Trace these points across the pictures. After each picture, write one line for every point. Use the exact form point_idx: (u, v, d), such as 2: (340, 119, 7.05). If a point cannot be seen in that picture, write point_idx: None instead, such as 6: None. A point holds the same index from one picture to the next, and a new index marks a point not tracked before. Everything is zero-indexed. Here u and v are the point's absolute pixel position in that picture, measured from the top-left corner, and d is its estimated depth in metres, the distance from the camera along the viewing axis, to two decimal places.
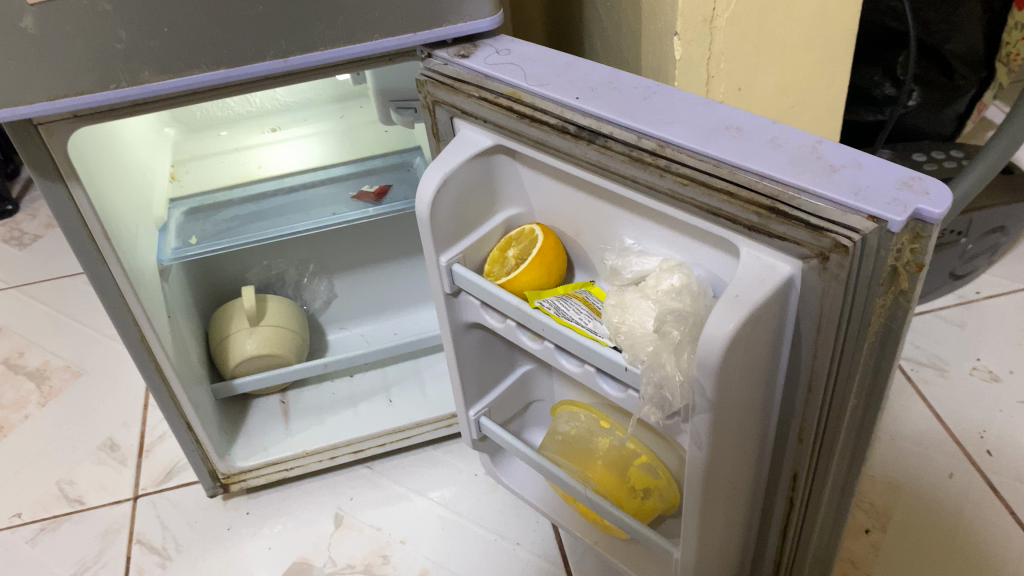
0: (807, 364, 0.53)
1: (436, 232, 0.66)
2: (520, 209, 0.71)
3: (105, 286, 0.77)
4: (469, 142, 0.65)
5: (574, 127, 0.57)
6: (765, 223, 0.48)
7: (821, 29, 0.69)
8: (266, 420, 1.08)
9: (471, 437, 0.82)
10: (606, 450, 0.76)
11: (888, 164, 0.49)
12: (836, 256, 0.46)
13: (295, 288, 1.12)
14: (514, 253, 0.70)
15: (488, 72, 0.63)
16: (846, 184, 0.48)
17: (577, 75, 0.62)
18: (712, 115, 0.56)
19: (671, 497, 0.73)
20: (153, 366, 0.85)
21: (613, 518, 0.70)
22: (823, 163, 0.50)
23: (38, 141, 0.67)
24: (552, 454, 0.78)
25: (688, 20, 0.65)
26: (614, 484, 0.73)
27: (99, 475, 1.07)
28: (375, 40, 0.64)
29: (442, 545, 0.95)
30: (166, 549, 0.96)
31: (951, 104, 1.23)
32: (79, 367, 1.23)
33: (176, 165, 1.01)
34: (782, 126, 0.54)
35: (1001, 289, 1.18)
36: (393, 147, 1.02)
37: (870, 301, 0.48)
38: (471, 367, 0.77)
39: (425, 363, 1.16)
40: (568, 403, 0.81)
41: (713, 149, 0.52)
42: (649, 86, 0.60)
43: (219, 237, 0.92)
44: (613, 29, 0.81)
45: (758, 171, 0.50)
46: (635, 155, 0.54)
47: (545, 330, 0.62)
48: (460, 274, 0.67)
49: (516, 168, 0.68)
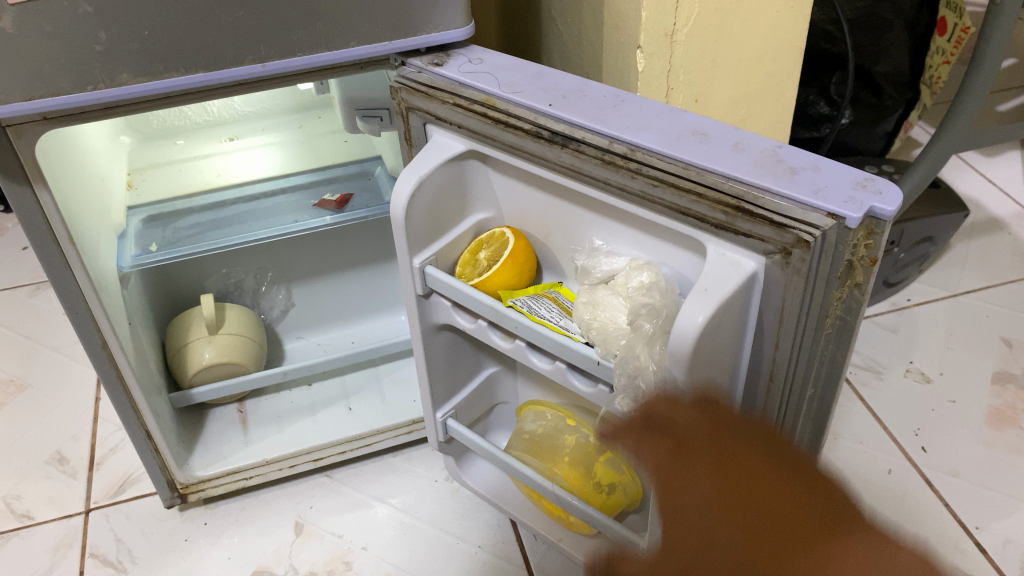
0: (768, 354, 0.56)
1: (410, 234, 0.67)
2: (490, 212, 0.74)
3: (67, 290, 0.76)
4: (442, 147, 0.67)
5: (548, 132, 0.59)
6: (732, 221, 0.52)
7: (770, 48, 0.74)
8: (224, 429, 1.07)
9: (437, 439, 0.83)
10: (572, 447, 0.78)
11: (842, 167, 0.53)
12: (798, 251, 0.49)
13: (253, 296, 1.12)
14: (485, 255, 0.72)
15: (463, 80, 0.65)
16: (806, 184, 0.51)
17: (549, 84, 0.64)
18: (678, 122, 0.59)
19: (634, 492, 0.76)
20: (114, 374, 0.84)
21: (581, 514, 0.72)
22: (783, 165, 0.54)
23: (6, 143, 0.66)
24: (518, 453, 0.81)
25: (651, 34, 0.68)
26: (581, 481, 0.76)
27: (48, 489, 1.04)
28: (352, 47, 0.66)
29: (404, 549, 0.96)
30: (121, 563, 0.95)
31: (881, 123, 1.31)
32: (23, 381, 1.20)
33: (132, 174, 1.00)
34: (744, 132, 0.57)
35: (930, 296, 1.26)
36: (355, 156, 1.04)
37: (828, 294, 0.52)
38: (441, 369, 0.79)
39: (383, 371, 1.17)
40: (534, 403, 0.83)
41: (682, 152, 0.55)
42: (617, 94, 0.63)
43: (179, 244, 0.92)
44: (572, 43, 0.84)
45: (725, 173, 0.53)
46: (607, 158, 0.56)
47: (519, 328, 0.64)
48: (432, 275, 0.69)
49: (487, 173, 0.71)
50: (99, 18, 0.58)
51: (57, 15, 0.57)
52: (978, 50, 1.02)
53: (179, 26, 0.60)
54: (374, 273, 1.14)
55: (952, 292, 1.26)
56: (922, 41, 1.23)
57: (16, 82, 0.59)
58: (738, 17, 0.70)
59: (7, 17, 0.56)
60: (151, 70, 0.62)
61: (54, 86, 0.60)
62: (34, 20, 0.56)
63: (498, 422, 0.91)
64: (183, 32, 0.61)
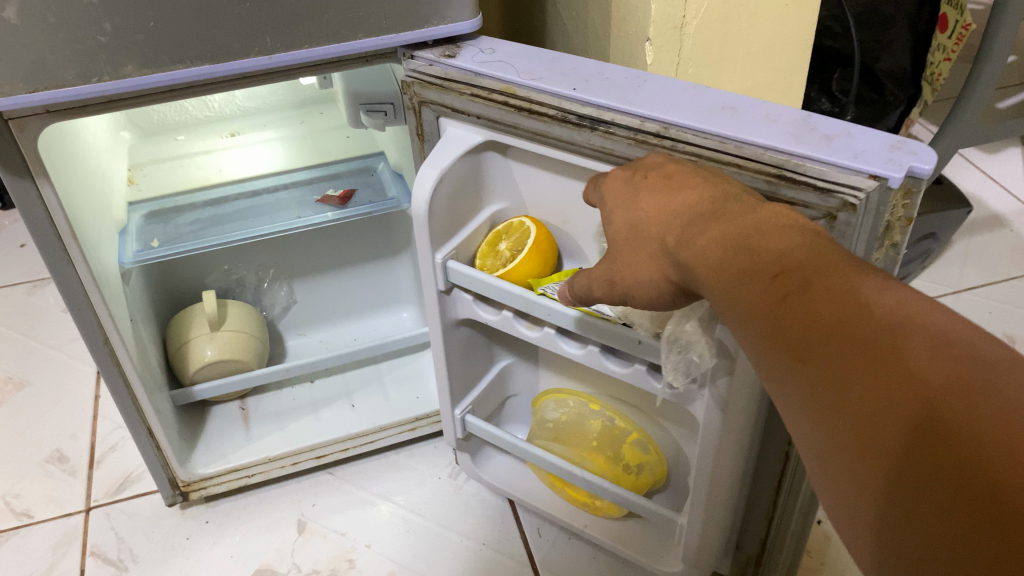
0: None
1: (431, 230, 0.69)
2: (505, 203, 0.77)
3: (69, 285, 0.76)
4: (459, 139, 0.68)
5: (575, 116, 0.59)
6: (774, 190, 0.52)
7: (781, 39, 0.74)
8: (225, 427, 1.06)
9: (456, 436, 0.87)
10: (599, 431, 0.83)
11: (872, 132, 0.54)
12: (844, 215, 0.50)
13: (255, 293, 1.12)
14: (505, 245, 0.75)
15: (478, 70, 0.65)
16: (844, 149, 0.52)
17: (567, 69, 0.64)
18: (705, 98, 0.59)
19: (660, 470, 0.81)
20: (115, 370, 0.84)
21: (609, 495, 0.77)
22: (818, 133, 0.54)
23: (9, 137, 0.65)
24: (545, 441, 0.86)
25: (660, 27, 0.68)
26: (608, 464, 0.81)
27: (47, 487, 1.03)
28: (359, 40, 0.65)
29: (407, 547, 0.95)
30: (122, 561, 0.94)
31: (883, 120, 1.30)
32: (21, 379, 1.19)
33: (132, 169, 0.99)
34: (772, 104, 0.57)
35: (933, 293, 1.25)
36: (357, 152, 1.03)
37: (868, 254, 0.52)
38: (459, 364, 0.81)
39: (385, 368, 1.16)
40: (553, 391, 0.87)
41: (717, 126, 0.55)
42: (638, 74, 0.63)
43: (181, 240, 0.91)
44: (578, 37, 0.84)
45: (763, 143, 0.53)
46: (641, 138, 0.57)
47: (551, 314, 0.67)
48: (454, 270, 0.71)
49: (508, 164, 0.74)
50: (104, 9, 0.57)
51: (63, 6, 0.56)
52: (983, 46, 1.02)
53: (184, 17, 0.59)
54: (376, 268, 1.14)
55: (955, 288, 1.25)
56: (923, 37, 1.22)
57: (20, 75, 0.58)
58: (746, 10, 0.70)
59: (12, 7, 0.55)
60: (156, 62, 0.61)
61: (58, 78, 0.59)
62: (40, 11, 0.56)
63: (512, 413, 0.95)
64: (188, 23, 0.60)
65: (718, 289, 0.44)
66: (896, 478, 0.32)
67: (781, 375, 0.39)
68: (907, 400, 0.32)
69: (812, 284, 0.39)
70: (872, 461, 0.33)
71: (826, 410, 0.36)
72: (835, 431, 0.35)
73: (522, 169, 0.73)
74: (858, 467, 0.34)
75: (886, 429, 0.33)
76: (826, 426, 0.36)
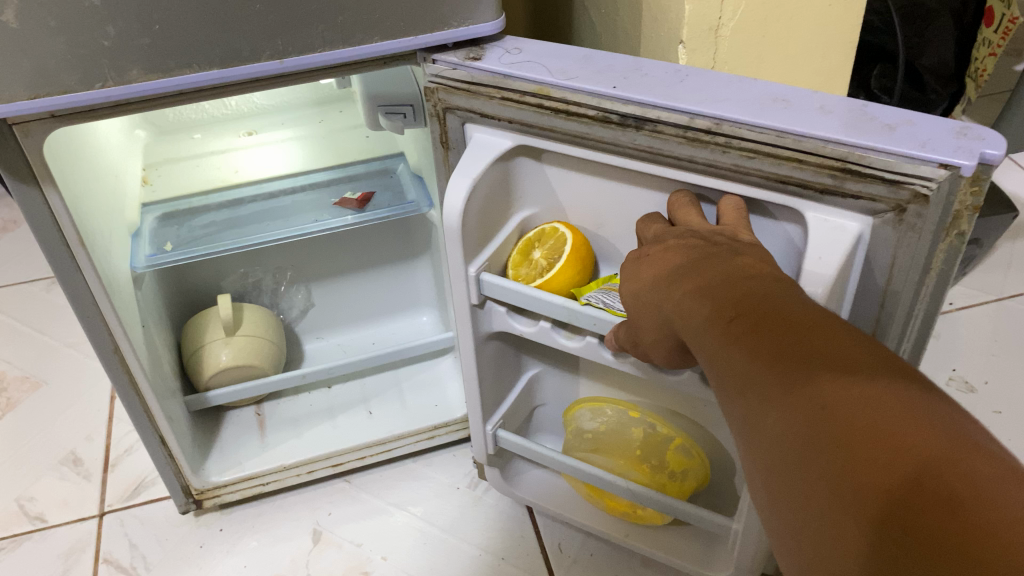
0: (905, 300, 0.53)
1: (464, 242, 0.66)
2: (535, 209, 0.73)
3: (78, 294, 0.73)
4: (486, 145, 0.64)
5: (617, 115, 0.56)
6: (839, 184, 0.49)
7: (828, 31, 0.69)
8: (240, 433, 1.05)
9: (485, 451, 0.84)
10: (641, 439, 0.80)
11: (934, 119, 0.50)
12: (915, 207, 0.47)
13: (272, 296, 1.09)
14: (539, 253, 0.71)
15: (507, 71, 0.60)
16: (909, 138, 0.48)
17: (601, 67, 0.60)
18: (754, 90, 0.55)
19: (703, 477, 0.78)
20: (126, 378, 0.81)
21: (654, 504, 0.74)
22: (877, 123, 0.50)
23: (13, 142, 0.63)
24: (585, 454, 0.82)
25: (694, 29, 0.64)
26: (652, 473, 0.78)
27: (62, 491, 1.02)
28: (375, 43, 0.62)
29: (422, 559, 0.92)
30: (134, 569, 0.92)
31: None
32: (38, 378, 1.18)
33: (148, 169, 0.97)
34: (825, 95, 0.54)
35: (974, 300, 1.20)
36: (377, 152, 1.00)
37: (932, 244, 0.49)
38: (488, 377, 0.79)
39: (405, 372, 1.14)
40: (588, 400, 0.83)
41: (773, 120, 0.51)
42: (678, 69, 0.59)
43: (196, 243, 0.88)
44: (607, 35, 0.80)
45: (823, 136, 0.49)
46: (691, 135, 0.53)
47: (596, 324, 0.63)
48: (489, 282, 0.67)
49: (541, 169, 0.70)
50: (108, 11, 0.54)
51: (63, 8, 0.53)
52: None
53: (192, 21, 0.56)
54: (396, 271, 1.11)
55: (998, 296, 1.20)
56: (969, 30, 1.15)
57: (22, 80, 0.56)
58: (786, 12, 0.66)
59: (11, 11, 0.52)
60: (162, 67, 0.58)
61: (61, 84, 0.57)
62: (39, 14, 0.53)
63: (538, 424, 0.92)
64: (196, 27, 0.57)
65: (689, 336, 0.44)
66: (861, 542, 0.32)
67: (747, 426, 0.39)
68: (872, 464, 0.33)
69: (772, 332, 0.39)
70: (835, 522, 0.34)
71: (791, 469, 0.36)
72: (799, 488, 0.36)
73: (551, 175, 0.70)
74: (822, 523, 0.35)
75: (851, 493, 0.33)
76: (791, 484, 0.36)
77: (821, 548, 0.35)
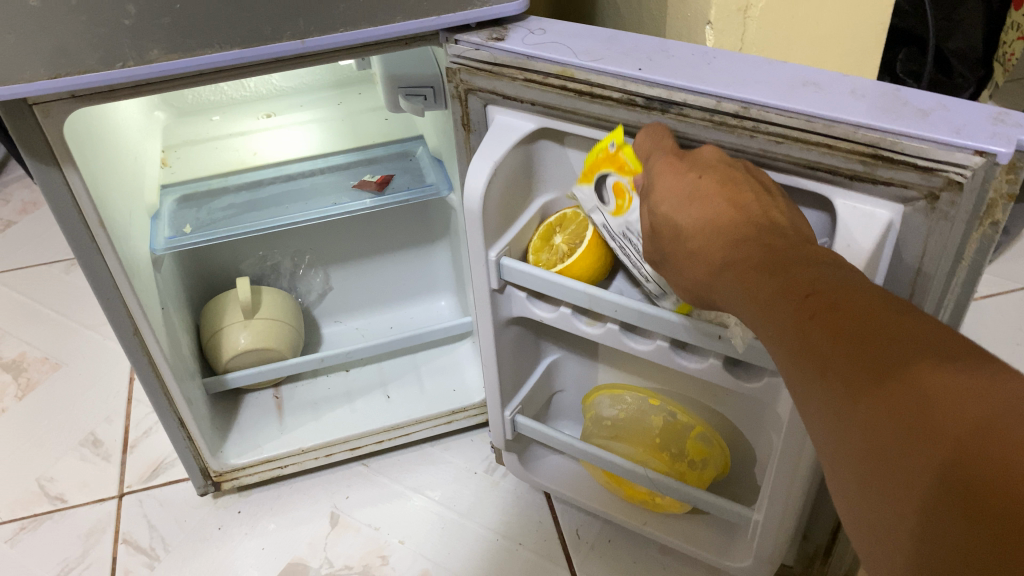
0: (935, 291, 0.51)
1: (485, 227, 0.65)
2: (555, 194, 0.73)
3: (98, 276, 0.73)
4: (509, 129, 0.63)
5: (642, 98, 0.55)
6: (870, 170, 0.48)
7: (853, 9, 0.68)
8: (258, 416, 1.05)
9: (504, 436, 0.83)
10: (661, 426, 0.79)
11: (970, 104, 0.49)
12: (948, 194, 0.46)
13: (290, 279, 1.09)
14: (560, 239, 0.71)
15: (532, 52, 0.59)
16: (944, 124, 0.47)
17: (627, 48, 0.59)
18: (783, 73, 0.54)
19: (724, 464, 0.77)
20: (145, 360, 0.81)
21: (675, 492, 0.73)
22: (911, 107, 0.49)
23: (33, 122, 0.62)
24: (603, 440, 0.81)
25: (722, 9, 0.63)
26: (673, 461, 0.77)
27: (82, 471, 1.02)
28: (397, 23, 0.61)
29: (441, 544, 0.92)
30: (154, 550, 0.93)
31: None
32: (57, 359, 1.19)
33: (166, 151, 0.97)
34: (858, 78, 0.52)
35: (999, 288, 1.18)
36: (396, 135, 0.99)
37: (965, 234, 0.48)
38: (509, 363, 0.78)
39: (421, 357, 1.13)
40: (608, 386, 0.83)
41: (803, 103, 0.50)
42: (706, 52, 0.57)
43: (214, 225, 0.88)
44: (631, 17, 0.79)
45: (854, 121, 0.48)
46: (718, 119, 0.52)
47: (617, 309, 0.63)
48: (509, 267, 0.66)
49: (563, 153, 0.69)
50: None
51: None
52: None
53: None
54: (414, 254, 1.10)
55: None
56: (998, 15, 1.13)
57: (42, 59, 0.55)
58: None
59: None
60: (183, 47, 0.58)
61: (82, 64, 0.56)
62: None
63: (557, 410, 0.91)
64: None
65: (755, 311, 0.43)
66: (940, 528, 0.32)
67: (815, 406, 0.39)
68: (943, 451, 0.32)
69: (848, 313, 0.38)
70: (903, 504, 0.34)
71: (865, 452, 0.35)
72: (871, 470, 0.35)
73: (575, 159, 0.69)
74: (897, 505, 0.34)
75: (921, 478, 0.33)
76: (862, 464, 0.36)
77: (888, 527, 0.35)
